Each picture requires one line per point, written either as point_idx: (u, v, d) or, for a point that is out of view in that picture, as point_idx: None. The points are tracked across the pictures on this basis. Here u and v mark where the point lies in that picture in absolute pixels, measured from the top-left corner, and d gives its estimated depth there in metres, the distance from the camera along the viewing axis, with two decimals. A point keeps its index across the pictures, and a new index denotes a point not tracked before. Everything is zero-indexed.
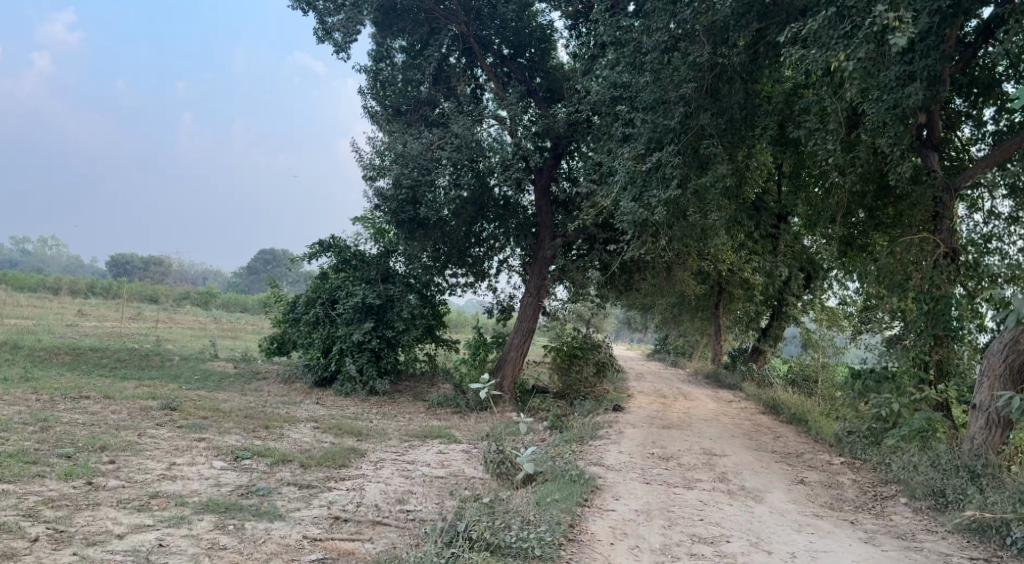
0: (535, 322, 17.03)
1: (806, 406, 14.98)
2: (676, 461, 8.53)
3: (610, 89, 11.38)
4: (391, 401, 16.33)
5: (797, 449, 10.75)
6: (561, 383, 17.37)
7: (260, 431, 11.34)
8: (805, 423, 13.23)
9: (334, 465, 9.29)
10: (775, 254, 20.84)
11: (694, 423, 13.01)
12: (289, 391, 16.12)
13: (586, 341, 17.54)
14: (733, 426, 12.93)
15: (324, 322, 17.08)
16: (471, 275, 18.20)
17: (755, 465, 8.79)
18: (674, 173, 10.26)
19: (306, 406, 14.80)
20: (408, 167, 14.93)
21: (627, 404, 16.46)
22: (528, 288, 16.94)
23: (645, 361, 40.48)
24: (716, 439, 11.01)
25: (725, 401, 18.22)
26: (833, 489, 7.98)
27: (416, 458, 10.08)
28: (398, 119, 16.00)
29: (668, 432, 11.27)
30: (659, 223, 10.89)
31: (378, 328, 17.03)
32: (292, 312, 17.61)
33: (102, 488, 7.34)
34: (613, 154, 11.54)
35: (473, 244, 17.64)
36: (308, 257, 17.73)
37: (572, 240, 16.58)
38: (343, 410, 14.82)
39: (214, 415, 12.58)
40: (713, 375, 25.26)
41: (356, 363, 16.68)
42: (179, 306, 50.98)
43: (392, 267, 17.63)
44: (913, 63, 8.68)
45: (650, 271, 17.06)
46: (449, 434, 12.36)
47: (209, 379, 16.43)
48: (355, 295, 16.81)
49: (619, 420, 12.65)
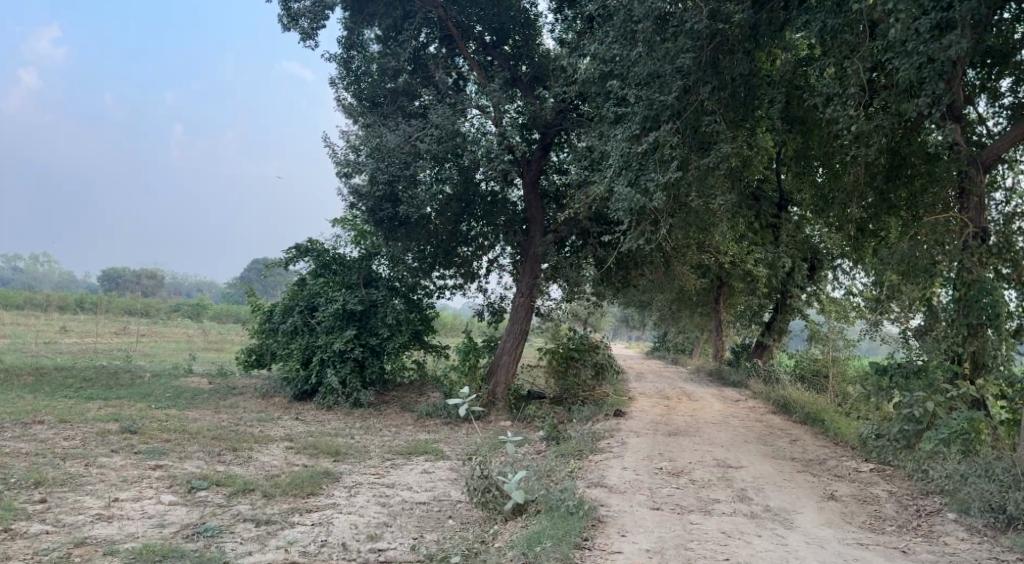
0: (528, 323, 16.01)
1: (820, 405, 14.01)
2: (687, 478, 7.53)
3: (600, 65, 10.38)
4: (377, 413, 15.29)
5: (819, 455, 9.76)
6: (558, 387, 16.33)
7: (226, 455, 10.32)
8: (823, 424, 12.23)
9: (302, 494, 8.23)
10: (778, 245, 19.92)
11: (703, 428, 11.98)
12: (267, 407, 15.08)
13: (582, 342, 16.56)
14: (745, 430, 11.92)
15: (303, 332, 16.02)
16: (459, 276, 17.20)
17: (777, 478, 7.79)
18: (673, 153, 9.26)
19: (285, 423, 13.77)
20: (386, 162, 13.90)
21: (629, 407, 15.46)
22: (520, 287, 15.92)
23: (643, 359, 39.38)
24: (729, 446, 10.00)
25: (732, 401, 17.23)
26: (869, 504, 6.97)
27: (397, 481, 9.03)
28: (374, 111, 14.96)
29: (676, 440, 10.26)
30: (658, 210, 9.86)
31: (361, 336, 15.98)
32: (269, 321, 16.54)
33: (21, 536, 6.33)
34: (605, 137, 10.54)
35: (460, 243, 16.63)
36: (285, 262, 16.66)
37: (565, 235, 15.63)
38: (324, 425, 13.79)
39: (179, 437, 11.54)
40: (716, 372, 24.23)
41: (339, 374, 15.64)
42: (168, 319, 49.81)
43: (375, 271, 16.64)
44: (951, 9, 7.76)
45: (648, 266, 16.12)
46: (436, 449, 11.35)
47: (181, 396, 15.37)
48: (335, 301, 15.77)
49: (621, 427, 11.62)
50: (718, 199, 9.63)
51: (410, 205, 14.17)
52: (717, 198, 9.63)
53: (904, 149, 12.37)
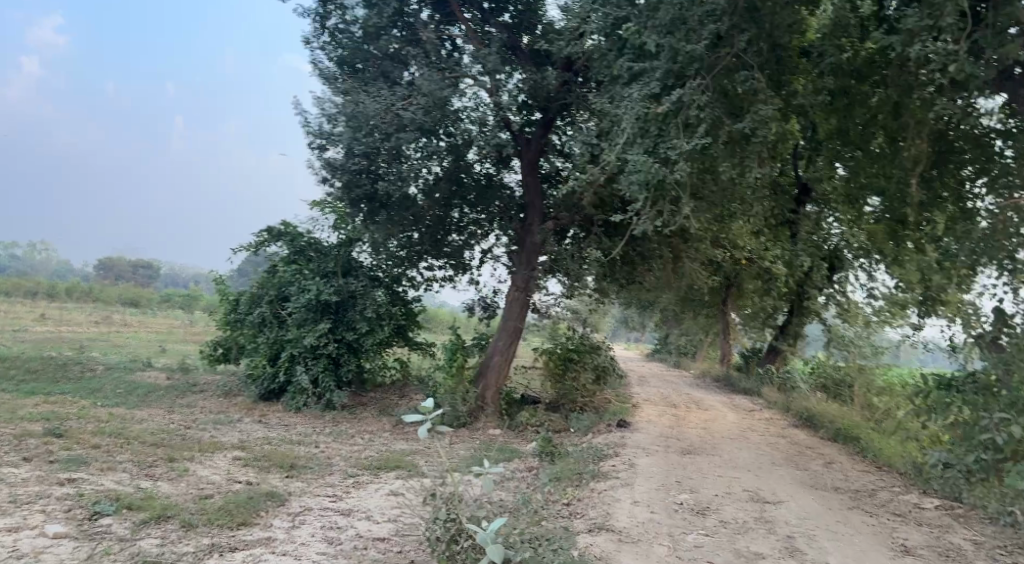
0: (523, 320, 14.40)
1: (850, 420, 12.38)
2: (716, 519, 5.94)
3: (615, 14, 8.75)
4: (351, 416, 13.64)
5: (866, 484, 8.15)
6: (554, 391, 14.72)
7: (158, 468, 8.65)
8: (861, 444, 10.57)
9: (229, 525, 6.58)
10: (796, 243, 18.70)
11: (722, 446, 10.32)
12: (227, 408, 13.42)
13: (583, 342, 14.92)
14: (770, 449, 10.26)
15: (272, 325, 14.38)
16: (450, 268, 15.68)
17: (829, 520, 6.20)
18: (701, 114, 7.65)
19: (245, 427, 12.12)
20: (365, 132, 12.22)
21: (633, 416, 13.84)
22: (514, 279, 14.34)
23: (644, 362, 37.67)
24: (758, 470, 8.35)
25: (746, 411, 15.61)
26: (957, 562, 5.35)
27: (354, 507, 7.39)
28: (354, 77, 13.28)
29: (692, 462, 8.62)
30: (680, 184, 8.23)
31: (336, 331, 14.36)
32: (235, 312, 14.87)
33: None
34: (618, 99, 8.92)
35: (451, 231, 15.08)
36: (254, 247, 14.96)
37: (565, 222, 14.11)
38: (287, 430, 12.15)
39: (110, 442, 9.85)
40: (725, 378, 22.59)
41: (310, 373, 13.98)
42: (155, 311, 47.99)
43: (355, 258, 15.04)
44: None
45: (656, 260, 14.66)
46: (411, 464, 9.71)
47: (133, 394, 13.70)
48: (308, 290, 14.14)
49: (625, 443, 9.95)
50: (751, 173, 8.04)
51: (391, 182, 12.50)
52: (751, 171, 8.03)
53: (953, 129, 10.87)
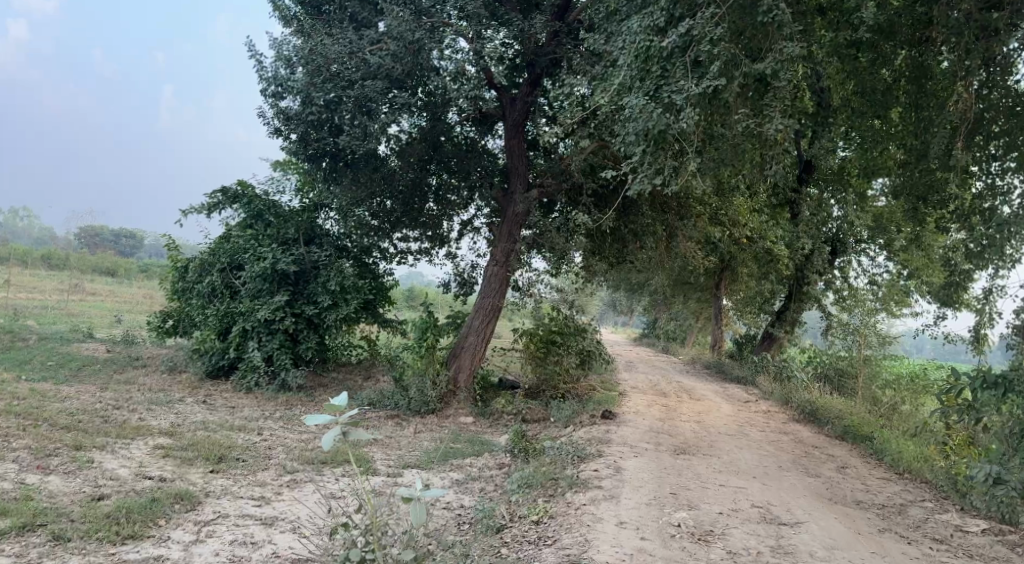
0: (502, 298, 13.07)
1: (860, 416, 11.19)
2: (723, 549, 4.73)
3: None
4: (308, 399, 12.31)
5: (892, 497, 6.97)
6: (535, 376, 13.44)
7: (56, 458, 7.29)
8: (875, 447, 9.36)
9: (112, 540, 5.30)
10: (796, 227, 17.77)
11: (719, 445, 9.07)
12: (169, 386, 12.05)
13: (567, 324, 13.59)
14: (774, 450, 9.03)
15: (223, 295, 12.99)
16: (426, 240, 14.36)
17: (863, 552, 5.00)
18: (715, 49, 6.30)
19: (184, 409, 10.77)
20: (324, 78, 10.70)
21: (620, 405, 12.62)
22: (494, 253, 12.99)
23: (632, 346, 36.52)
24: (765, 478, 7.11)
25: (740, 403, 14.40)
26: None
27: (279, 516, 6.10)
28: (317, 17, 11.77)
29: (688, 466, 7.36)
30: (686, 137, 6.89)
31: (295, 304, 12.99)
32: (183, 281, 13.42)
33: None
34: (615, 36, 7.54)
35: (426, 198, 13.71)
36: (207, 209, 13.48)
37: (552, 190, 12.78)
38: (233, 413, 10.83)
39: (12, 423, 8.46)
40: (716, 365, 21.41)
41: (263, 350, 12.59)
42: (131, 280, 46.39)
43: (320, 225, 13.67)
44: None
45: (650, 236, 13.40)
46: (363, 458, 8.42)
47: (64, 367, 12.28)
48: (264, 259, 12.73)
49: (610, 440, 8.67)
50: (771, 126, 6.71)
51: (353, 135, 10.91)
52: (772, 122, 6.69)
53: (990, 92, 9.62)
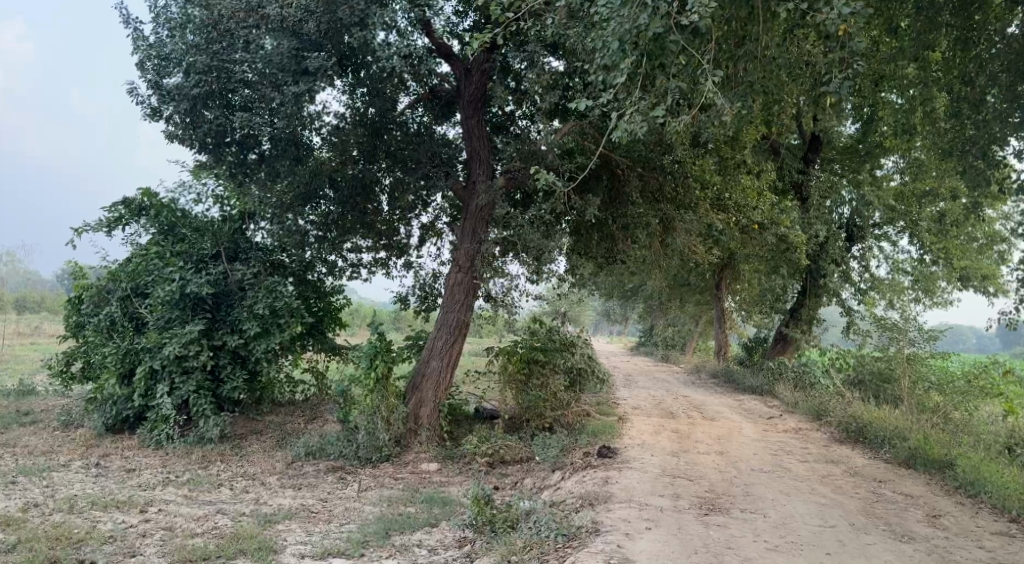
0: (470, 312, 10.67)
1: (924, 435, 8.81)
2: None
3: None
4: (232, 452, 9.88)
5: None
6: (515, 404, 11.00)
7: None
8: (964, 479, 7.00)
9: None
10: (806, 213, 15.58)
11: (757, 491, 6.70)
12: (55, 448, 9.60)
13: (551, 339, 11.13)
14: (832, 495, 6.65)
15: (126, 329, 10.58)
16: (381, 249, 12.04)
17: None
18: None
19: (60, 479, 8.35)
20: None
21: (620, 435, 10.24)
22: (456, 257, 10.61)
23: (630, 356, 33.93)
24: (845, 555, 4.76)
25: (764, 421, 12.02)
26: None
27: None
28: None
29: (729, 540, 5.00)
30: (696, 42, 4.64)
31: (214, 334, 10.58)
32: (79, 314, 10.98)
33: None
34: None
35: (374, 197, 11.38)
36: (108, 225, 11.07)
37: (521, 177, 10.45)
38: (124, 481, 8.38)
39: None
40: (726, 374, 19.00)
41: (177, 394, 10.15)
42: None
43: (246, 239, 11.26)
44: None
45: (642, 231, 11.09)
46: (266, 546, 6.01)
47: None
48: (171, 281, 10.40)
49: (611, 497, 6.29)
50: (823, 18, 4.87)
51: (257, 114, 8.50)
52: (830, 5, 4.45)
53: None
